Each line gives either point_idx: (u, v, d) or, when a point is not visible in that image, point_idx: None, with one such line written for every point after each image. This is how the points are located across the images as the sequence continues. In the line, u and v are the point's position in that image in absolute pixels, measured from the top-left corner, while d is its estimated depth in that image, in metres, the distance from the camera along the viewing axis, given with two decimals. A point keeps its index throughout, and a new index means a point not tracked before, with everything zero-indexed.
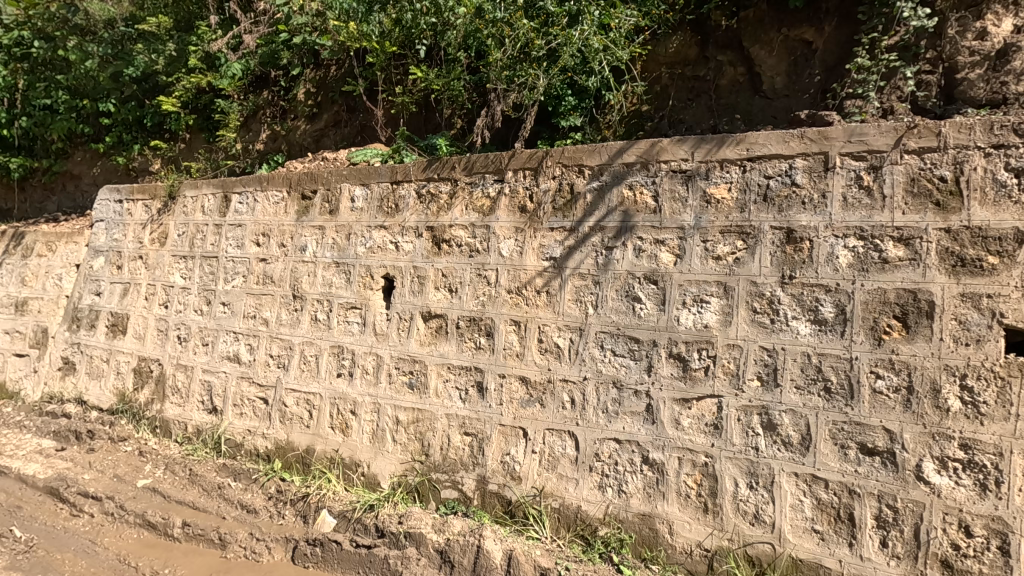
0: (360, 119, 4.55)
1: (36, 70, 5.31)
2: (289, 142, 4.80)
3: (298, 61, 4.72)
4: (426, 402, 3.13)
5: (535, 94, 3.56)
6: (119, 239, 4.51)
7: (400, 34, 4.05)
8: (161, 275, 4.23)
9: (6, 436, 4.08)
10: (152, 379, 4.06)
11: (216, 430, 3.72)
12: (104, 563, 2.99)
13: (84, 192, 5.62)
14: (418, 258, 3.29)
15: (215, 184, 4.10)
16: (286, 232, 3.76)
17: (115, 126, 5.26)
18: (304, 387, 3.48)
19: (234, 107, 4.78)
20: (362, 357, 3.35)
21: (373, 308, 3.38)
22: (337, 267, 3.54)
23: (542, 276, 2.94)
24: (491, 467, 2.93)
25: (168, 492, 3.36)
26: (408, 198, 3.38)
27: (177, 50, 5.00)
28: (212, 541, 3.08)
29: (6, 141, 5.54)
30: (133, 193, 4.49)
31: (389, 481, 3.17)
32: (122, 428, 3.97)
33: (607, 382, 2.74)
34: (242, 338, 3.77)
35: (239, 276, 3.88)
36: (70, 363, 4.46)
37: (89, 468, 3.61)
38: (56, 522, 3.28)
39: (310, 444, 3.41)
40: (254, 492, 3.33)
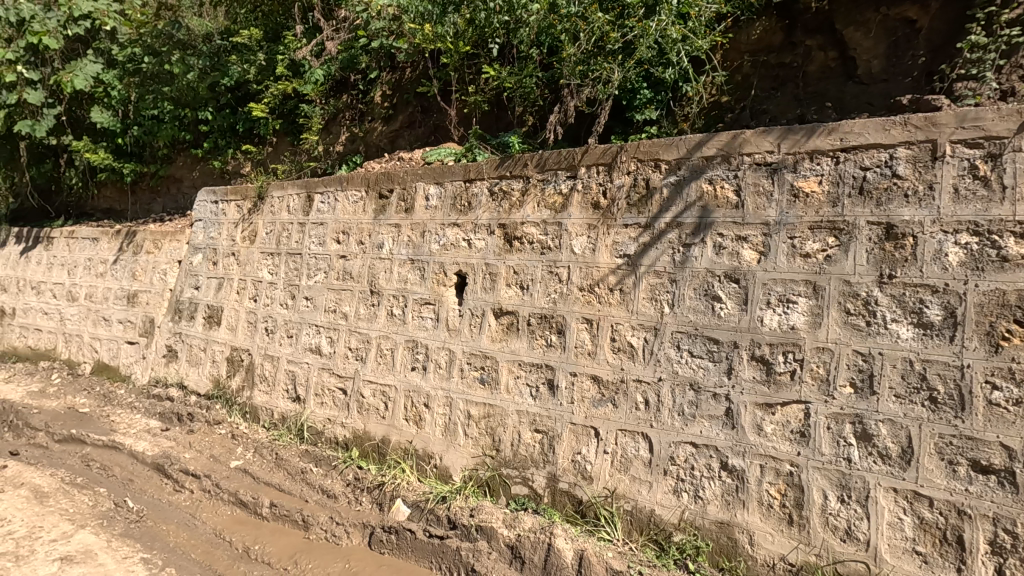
0: (434, 119, 4.69)
1: (146, 84, 5.68)
2: (367, 143, 4.99)
3: (375, 65, 4.92)
4: (497, 398, 3.16)
5: (610, 87, 3.49)
6: (215, 237, 4.86)
7: (473, 33, 4.10)
8: (252, 271, 4.52)
9: (120, 416, 4.51)
10: (242, 368, 4.35)
11: (299, 417, 3.92)
12: (203, 536, 3.24)
13: (185, 195, 6.10)
14: (490, 256, 3.32)
15: (300, 185, 4.32)
16: (365, 230, 3.91)
17: (213, 133, 5.67)
18: (381, 379, 3.61)
19: (316, 111, 5.03)
20: (436, 352, 3.43)
21: (446, 304, 3.45)
22: (412, 264, 3.64)
23: (616, 274, 2.88)
24: (562, 465, 2.92)
25: (257, 474, 3.59)
26: (481, 196, 3.42)
27: (267, 59, 5.32)
28: (296, 522, 3.26)
29: (122, 149, 6.14)
30: (227, 194, 4.83)
31: (461, 474, 3.23)
32: (218, 412, 4.29)
33: (684, 383, 2.65)
34: (323, 331, 3.96)
35: (321, 273, 4.08)
36: (172, 351, 4.86)
37: (189, 448, 3.92)
38: (162, 496, 3.58)
39: (385, 435, 3.53)
40: (333, 478, 3.49)
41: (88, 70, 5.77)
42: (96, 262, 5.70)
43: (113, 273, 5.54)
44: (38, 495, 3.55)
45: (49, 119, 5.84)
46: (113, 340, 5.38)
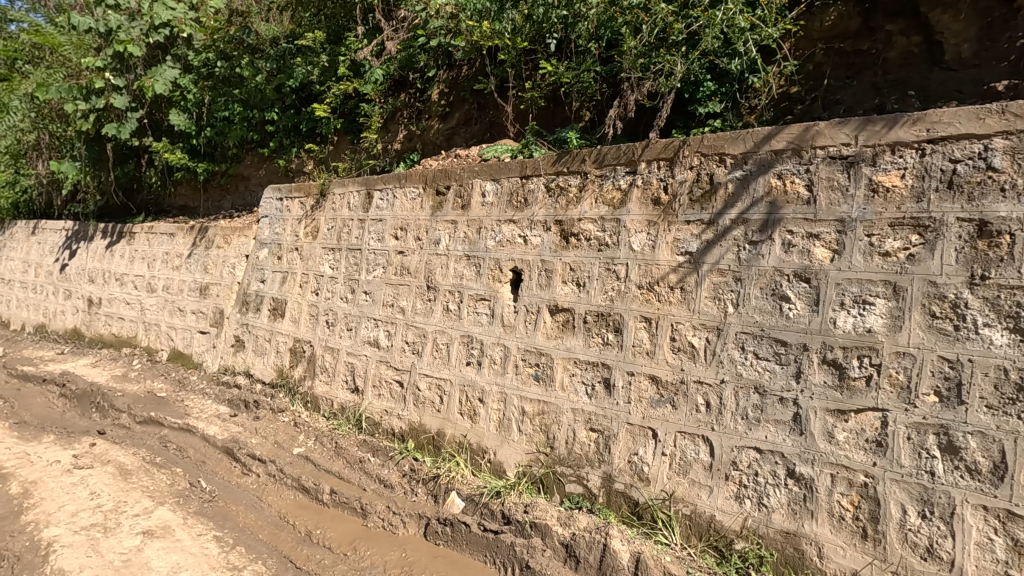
0: (490, 116, 4.73)
1: (217, 87, 6.08)
2: (424, 141, 5.07)
3: (433, 63, 4.99)
4: (552, 396, 3.14)
5: (672, 81, 3.41)
6: (280, 233, 5.07)
7: (531, 29, 4.09)
8: (314, 266, 4.69)
9: (193, 402, 4.78)
10: (304, 358, 4.52)
11: (358, 408, 4.04)
12: (268, 519, 3.38)
13: (252, 192, 6.40)
14: (546, 252, 3.30)
15: (360, 182, 4.44)
16: (422, 227, 3.98)
17: (279, 133, 5.91)
18: (436, 373, 3.67)
19: (376, 110, 5.15)
20: (491, 348, 3.45)
21: (501, 300, 3.46)
22: (468, 260, 3.67)
23: (677, 272, 2.81)
24: (618, 465, 2.87)
25: (318, 461, 3.72)
26: (537, 192, 3.40)
27: (329, 61, 5.50)
28: (355, 509, 3.36)
29: (196, 150, 6.47)
30: (292, 191, 5.02)
31: (515, 470, 3.23)
32: (281, 401, 4.48)
33: (748, 386, 2.55)
34: (381, 324, 4.06)
35: (380, 268, 4.18)
36: (240, 341, 5.11)
37: (255, 434, 4.11)
38: (231, 479, 3.77)
39: (440, 428, 3.59)
40: (390, 468, 3.58)
41: (167, 75, 6.05)
42: (172, 256, 6.05)
43: (187, 267, 5.87)
44: (123, 472, 3.77)
45: (132, 122, 6.24)
46: (187, 329, 5.71)
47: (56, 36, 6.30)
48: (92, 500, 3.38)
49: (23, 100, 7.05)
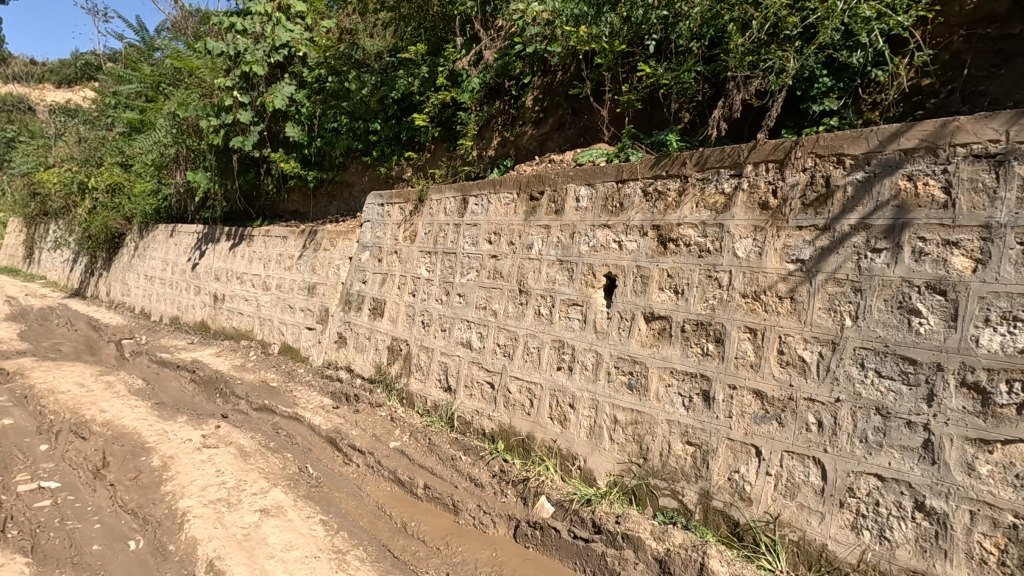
0: (585, 120, 4.73)
1: (327, 101, 6.54)
2: (517, 146, 5.15)
3: (529, 70, 5.08)
4: (646, 405, 3.06)
5: (784, 78, 3.21)
6: (380, 237, 5.35)
7: (629, 31, 4.03)
8: (411, 268, 4.90)
9: (301, 393, 5.16)
10: (401, 356, 4.74)
11: (450, 406, 4.17)
12: (368, 507, 3.55)
13: (356, 198, 6.83)
14: (642, 258, 3.23)
15: (455, 188, 4.59)
16: (516, 231, 4.03)
17: (380, 142, 6.24)
18: (527, 376, 3.70)
19: (472, 118, 5.30)
20: (582, 353, 3.42)
21: (594, 306, 3.43)
22: (560, 265, 3.66)
23: (786, 281, 2.63)
24: (716, 482, 2.74)
25: (413, 456, 3.88)
26: (634, 197, 3.34)
27: (429, 72, 5.74)
28: (447, 505, 3.45)
29: (307, 159, 6.98)
30: (392, 197, 5.29)
31: (605, 479, 3.19)
32: (378, 396, 4.73)
33: (868, 407, 2.34)
34: (474, 326, 4.16)
35: (473, 271, 4.29)
36: (342, 338, 5.45)
37: (355, 426, 4.36)
38: (334, 467, 4.01)
39: (530, 431, 3.62)
40: (480, 467, 3.66)
41: (285, 91, 6.56)
42: (284, 258, 6.57)
43: (297, 267, 6.35)
44: (242, 454, 4.13)
45: (254, 134, 6.85)
46: (296, 325, 6.18)
47: (194, 61, 7.09)
48: (218, 477, 3.73)
49: (167, 119, 7.98)
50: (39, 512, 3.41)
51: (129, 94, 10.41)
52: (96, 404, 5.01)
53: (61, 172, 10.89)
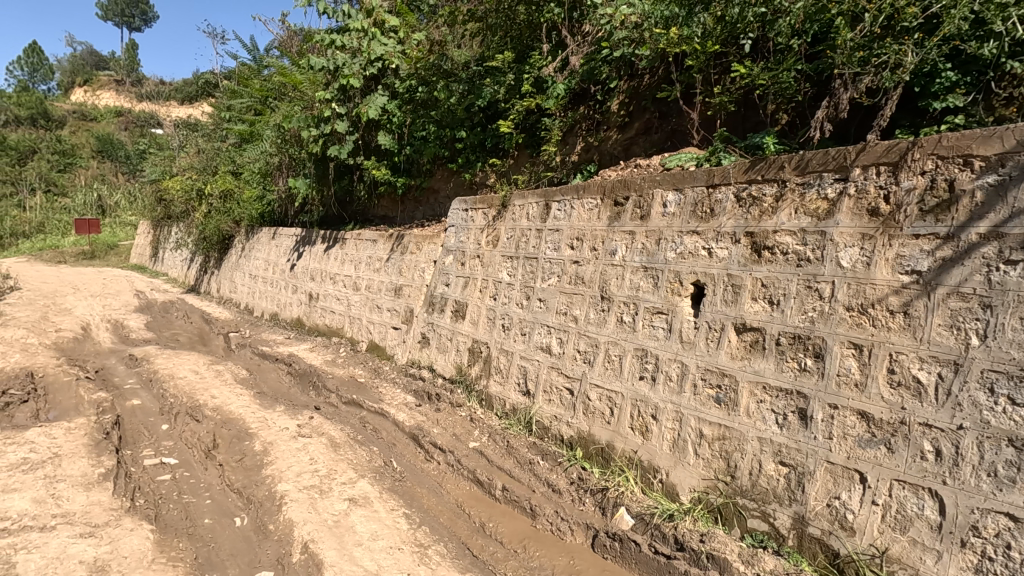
0: (673, 123, 4.64)
1: (417, 110, 6.81)
2: (601, 151, 5.12)
3: (615, 74, 4.99)
4: (735, 420, 2.92)
5: (901, 74, 2.97)
6: (464, 241, 5.49)
7: (723, 31, 3.90)
8: (493, 272, 4.98)
9: (386, 390, 5.40)
10: (481, 358, 4.83)
11: (528, 410, 4.20)
12: (447, 504, 3.63)
13: (441, 204, 7.07)
14: (734, 266, 3.09)
15: (538, 194, 4.61)
16: (599, 237, 3.99)
17: (466, 149, 6.40)
18: (607, 384, 3.64)
19: (556, 124, 5.32)
20: (667, 363, 3.32)
21: (680, 315, 3.32)
22: (645, 272, 3.58)
23: (899, 294, 2.42)
24: (813, 507, 2.57)
25: (491, 457, 3.93)
26: (726, 202, 3.20)
27: (514, 80, 5.82)
28: (525, 509, 3.46)
29: (397, 167, 7.30)
30: (476, 203, 5.41)
31: (689, 495, 3.08)
32: (459, 396, 4.85)
33: (999, 438, 2.09)
34: (554, 332, 4.16)
35: (555, 276, 4.29)
36: (425, 338, 5.64)
37: (437, 425, 4.50)
38: (416, 463, 4.14)
39: (610, 440, 3.56)
40: (558, 474, 3.64)
41: (378, 102, 6.78)
42: (373, 260, 6.89)
43: (385, 269, 6.65)
44: (333, 444, 4.36)
45: (350, 143, 7.22)
46: (383, 324, 6.47)
47: (299, 77, 7.77)
48: (311, 465, 3.98)
49: (273, 130, 8.66)
50: (160, 486, 3.78)
51: (241, 108, 11.40)
52: (207, 391, 5.50)
53: (183, 180, 12.11)
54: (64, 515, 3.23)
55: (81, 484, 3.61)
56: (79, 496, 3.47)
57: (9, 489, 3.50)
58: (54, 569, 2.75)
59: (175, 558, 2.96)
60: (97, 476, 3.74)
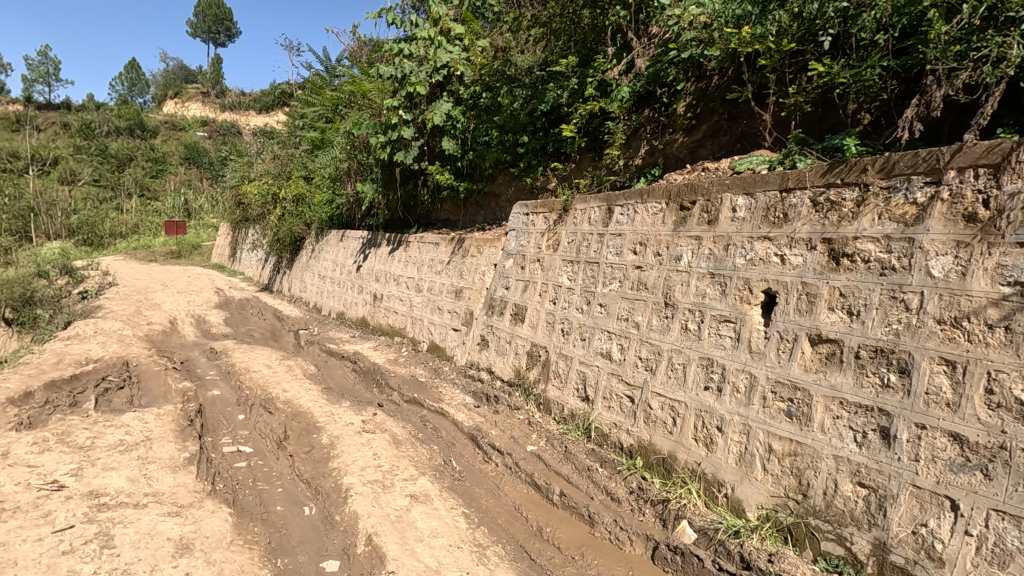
0: (743, 126, 4.51)
1: (480, 116, 6.92)
2: (666, 155, 5.03)
3: (683, 76, 4.91)
4: (807, 436, 2.78)
5: (1005, 68, 2.70)
6: (524, 245, 5.52)
7: (800, 28, 3.75)
8: (553, 276, 4.98)
9: (446, 390, 5.51)
10: (540, 362, 4.83)
11: (587, 416, 4.16)
12: (505, 506, 3.65)
13: (502, 208, 7.16)
14: (809, 274, 2.94)
15: (601, 198, 4.57)
16: (663, 242, 3.91)
17: (528, 154, 6.43)
18: (670, 393, 3.55)
19: (620, 127, 5.27)
20: (734, 374, 3.20)
21: (749, 324, 3.20)
22: (712, 278, 3.48)
23: (999, 307, 2.23)
24: (896, 533, 2.40)
25: (549, 462, 3.93)
26: (800, 207, 3.06)
27: (578, 84, 5.78)
28: (583, 515, 3.43)
29: (460, 171, 7.45)
30: (537, 207, 5.43)
31: (756, 512, 2.95)
32: (517, 399, 4.88)
33: None
34: (615, 338, 4.11)
35: (616, 281, 4.23)
36: (485, 340, 5.71)
37: (495, 426, 4.55)
38: (474, 463, 4.20)
39: (672, 450, 3.47)
40: (618, 482, 3.59)
41: (443, 109, 6.88)
42: (435, 262, 7.04)
43: (446, 272, 6.78)
44: (395, 440, 4.49)
45: (415, 149, 7.41)
46: (443, 326, 6.61)
47: (367, 85, 8.03)
48: (375, 460, 4.11)
49: (343, 137, 9.04)
50: (237, 472, 4.02)
51: (314, 116, 11.96)
52: (279, 385, 5.80)
53: (260, 184, 12.85)
54: (155, 494, 3.50)
55: (169, 466, 3.90)
56: (167, 477, 3.74)
57: (108, 467, 3.82)
58: (146, 543, 2.97)
59: (250, 541, 3.14)
60: (182, 460, 4.02)
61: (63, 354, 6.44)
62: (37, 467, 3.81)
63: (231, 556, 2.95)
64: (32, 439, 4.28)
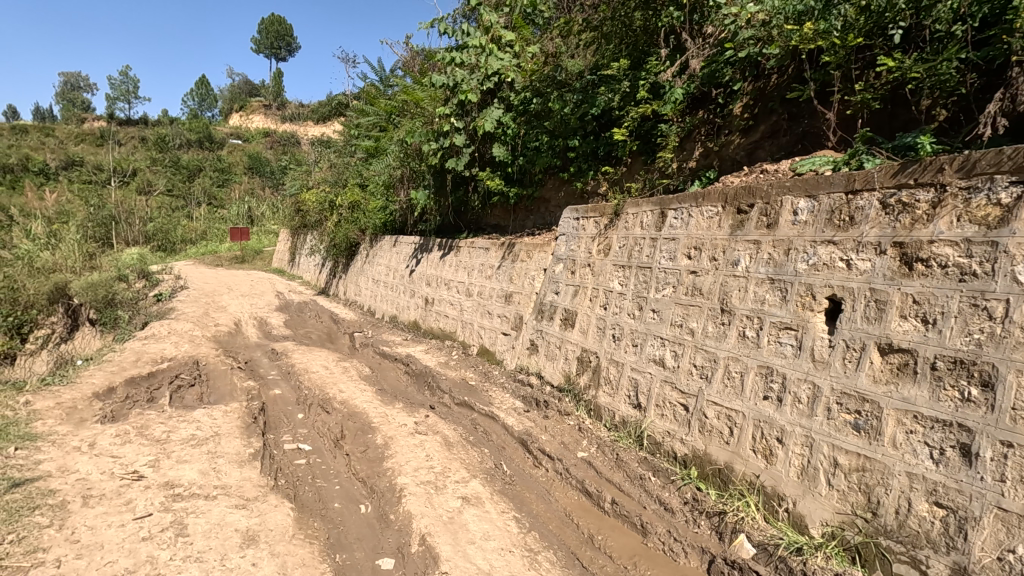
0: (805, 125, 4.33)
1: (531, 121, 6.92)
2: (721, 157, 4.92)
3: (740, 76, 4.79)
4: (877, 450, 2.64)
5: None
6: (574, 250, 5.50)
7: (868, 22, 3.57)
8: (604, 281, 4.94)
9: (496, 394, 5.55)
10: (590, 367, 4.80)
11: (639, 424, 4.10)
12: (556, 512, 3.64)
13: (551, 213, 7.17)
14: (878, 280, 2.79)
15: (654, 202, 4.51)
16: (719, 246, 3.81)
17: (578, 158, 6.41)
18: (726, 402, 3.45)
19: (674, 130, 5.18)
20: (796, 384, 3.08)
21: (812, 331, 3.06)
22: (772, 284, 3.36)
23: None
24: (978, 559, 2.23)
25: (600, 469, 3.89)
26: (869, 209, 2.91)
27: (630, 86, 5.66)
28: (635, 525, 3.38)
29: (510, 177, 7.53)
30: (588, 211, 5.40)
31: (820, 529, 2.82)
32: (567, 405, 4.86)
33: None
34: (668, 344, 4.03)
35: (670, 287, 4.16)
36: (534, 345, 5.72)
37: (545, 431, 4.55)
38: (525, 467, 4.21)
39: (728, 461, 3.36)
40: (671, 492, 3.52)
41: (493, 115, 6.99)
42: (485, 267, 7.11)
43: (496, 276, 6.83)
44: (447, 442, 4.56)
45: (466, 156, 7.55)
46: (493, 330, 6.67)
47: (420, 94, 8.31)
48: (427, 461, 4.19)
49: (397, 145, 9.30)
50: (297, 469, 4.18)
51: (368, 125, 12.35)
52: (336, 385, 6.01)
53: (318, 192, 13.38)
54: (223, 487, 3.69)
55: (236, 461, 4.11)
56: (234, 471, 3.95)
57: (182, 460, 4.07)
58: (216, 533, 3.14)
59: (311, 536, 3.26)
60: (248, 455, 4.23)
61: (141, 353, 6.90)
62: (119, 457, 4.10)
63: (293, 550, 3.07)
64: (115, 431, 4.60)
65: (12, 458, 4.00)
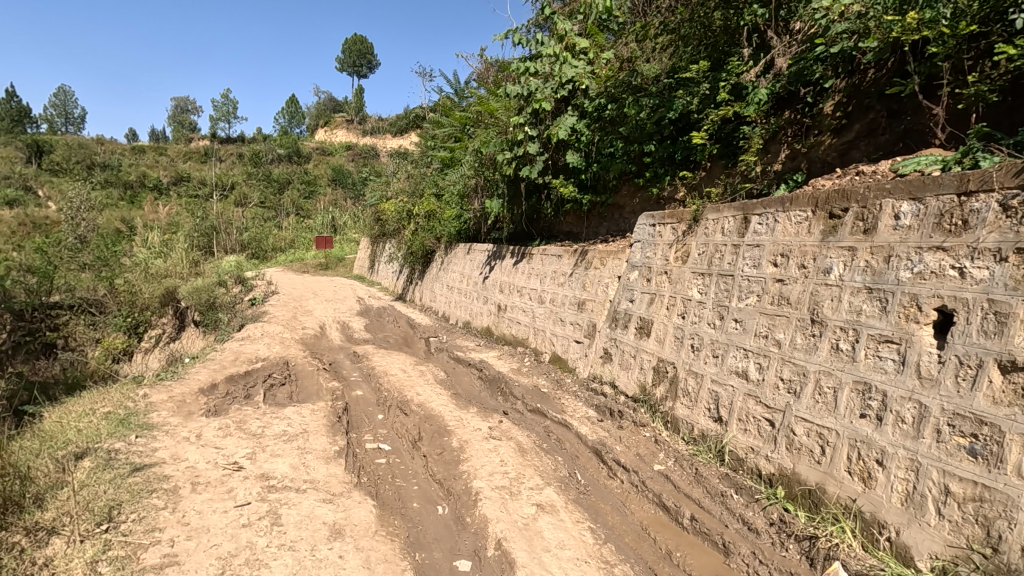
0: (907, 122, 4.02)
1: (606, 127, 6.81)
2: (809, 159, 4.66)
3: (831, 72, 4.52)
4: (998, 479, 2.37)
5: None
6: (650, 257, 5.39)
7: (982, 8, 3.26)
8: (682, 289, 4.79)
9: (568, 402, 5.52)
10: (666, 378, 4.66)
11: (720, 439, 3.93)
12: (632, 525, 3.55)
13: (626, 219, 7.07)
14: (998, 290, 2.53)
15: (736, 207, 4.33)
16: (809, 253, 3.60)
17: (654, 163, 6.28)
18: (817, 419, 3.25)
19: (757, 132, 4.96)
20: (898, 402, 2.84)
21: (918, 345, 2.82)
22: (869, 293, 3.13)
23: None
24: None
25: (678, 483, 3.78)
26: (985, 212, 2.64)
27: (710, 88, 5.52)
28: (716, 543, 3.24)
29: (584, 184, 7.49)
30: (665, 217, 5.27)
31: (928, 562, 2.57)
32: (642, 416, 4.76)
33: None
34: (752, 356, 3.84)
35: (753, 296, 3.97)
36: (608, 353, 5.65)
37: (620, 442, 4.48)
38: (599, 477, 4.15)
39: (820, 482, 3.16)
40: (755, 512, 3.36)
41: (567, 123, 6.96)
42: (558, 274, 7.11)
43: (569, 284, 6.81)
44: (521, 449, 4.59)
45: (540, 163, 7.59)
46: (565, 338, 6.64)
47: (495, 105, 8.52)
48: (502, 466, 4.24)
49: (472, 155, 9.54)
50: (378, 467, 4.36)
51: (444, 136, 12.72)
52: (414, 388, 6.22)
53: (396, 202, 13.93)
54: (312, 481, 3.92)
55: (323, 457, 4.35)
56: (322, 467, 4.18)
57: (275, 454, 4.36)
58: (306, 525, 3.34)
59: (392, 533, 3.38)
60: (333, 453, 4.47)
61: (239, 353, 7.47)
62: (222, 448, 4.45)
63: (376, 545, 3.20)
64: (218, 424, 5.01)
65: (133, 445, 4.45)
